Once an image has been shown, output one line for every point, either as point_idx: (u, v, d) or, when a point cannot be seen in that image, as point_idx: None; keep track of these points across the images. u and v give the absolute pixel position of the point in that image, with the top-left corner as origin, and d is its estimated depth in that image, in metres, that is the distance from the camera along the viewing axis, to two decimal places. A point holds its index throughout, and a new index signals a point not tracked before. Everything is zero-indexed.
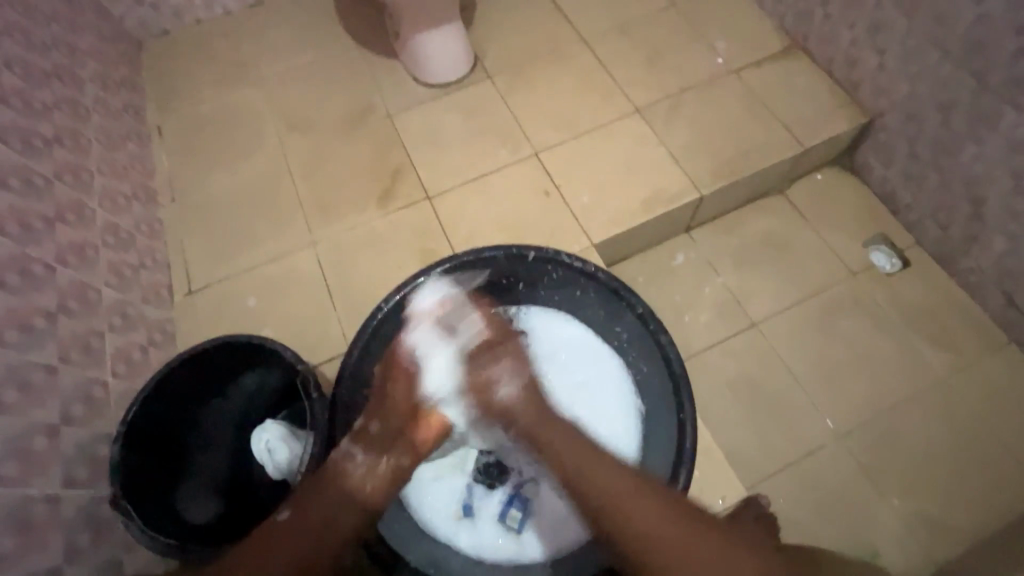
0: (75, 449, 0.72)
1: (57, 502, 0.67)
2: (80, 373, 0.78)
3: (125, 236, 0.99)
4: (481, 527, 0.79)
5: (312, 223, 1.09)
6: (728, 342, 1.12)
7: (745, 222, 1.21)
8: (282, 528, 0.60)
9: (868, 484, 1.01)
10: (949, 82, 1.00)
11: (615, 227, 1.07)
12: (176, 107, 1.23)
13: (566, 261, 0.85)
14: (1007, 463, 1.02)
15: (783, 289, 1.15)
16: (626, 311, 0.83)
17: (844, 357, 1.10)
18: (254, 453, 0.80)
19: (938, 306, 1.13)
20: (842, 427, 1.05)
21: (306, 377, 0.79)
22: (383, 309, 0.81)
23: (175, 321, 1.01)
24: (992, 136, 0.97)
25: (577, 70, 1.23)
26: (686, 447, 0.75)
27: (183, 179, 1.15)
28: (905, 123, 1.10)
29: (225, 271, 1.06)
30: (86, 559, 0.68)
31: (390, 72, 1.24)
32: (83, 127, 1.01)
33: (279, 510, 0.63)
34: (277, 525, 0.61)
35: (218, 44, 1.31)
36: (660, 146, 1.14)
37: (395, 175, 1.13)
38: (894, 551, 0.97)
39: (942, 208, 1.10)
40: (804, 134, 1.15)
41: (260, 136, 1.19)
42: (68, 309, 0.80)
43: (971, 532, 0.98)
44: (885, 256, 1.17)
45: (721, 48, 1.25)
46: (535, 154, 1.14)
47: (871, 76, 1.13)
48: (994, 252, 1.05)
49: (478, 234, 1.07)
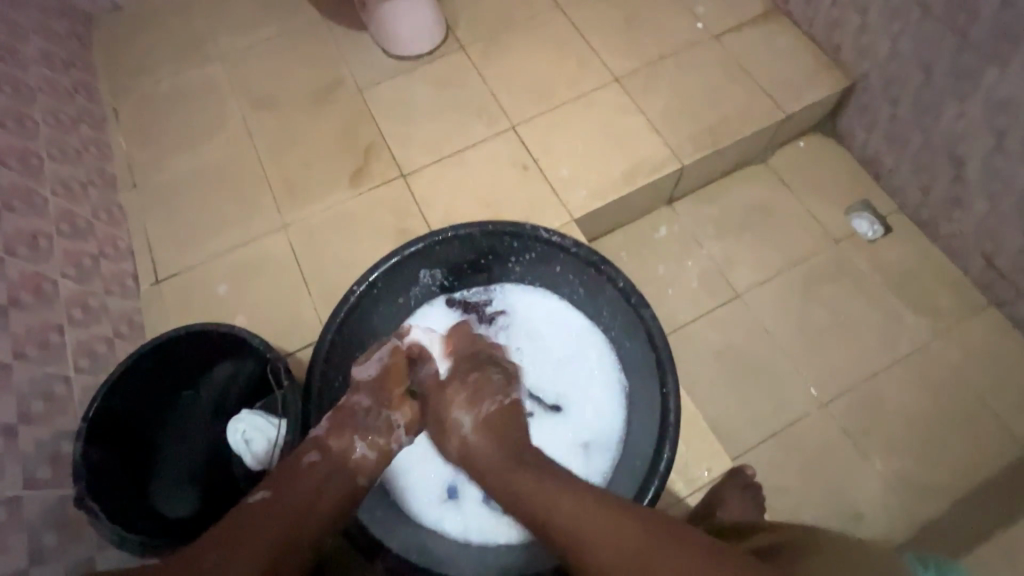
0: (35, 448, 0.70)
1: (17, 504, 0.64)
2: (38, 369, 0.74)
3: (82, 223, 0.94)
4: (467, 509, 0.78)
5: (282, 204, 1.05)
6: (712, 313, 1.11)
7: (729, 191, 1.19)
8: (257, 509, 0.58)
9: (851, 449, 1.02)
10: (931, 40, 0.98)
11: (596, 201, 1.05)
12: (131, 87, 1.17)
13: (544, 236, 0.80)
14: (988, 424, 1.03)
15: (767, 258, 1.14)
16: (606, 285, 0.79)
17: (827, 325, 1.10)
18: (230, 445, 0.78)
19: (920, 271, 1.13)
20: (825, 394, 1.05)
21: (277, 366, 0.77)
22: (354, 291, 0.77)
23: (142, 311, 0.97)
24: (973, 95, 0.96)
25: (553, 37, 1.19)
26: (669, 422, 0.71)
27: (143, 163, 1.09)
28: (886, 85, 1.08)
29: (193, 257, 1.01)
30: (54, 559, 0.66)
31: (358, 44, 1.19)
32: (29, 109, 0.95)
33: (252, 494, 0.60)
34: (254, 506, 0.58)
35: (173, 17, 1.24)
36: (639, 116, 1.11)
37: (367, 152, 1.09)
38: (877, 514, 0.98)
39: (924, 171, 1.09)
40: (786, 98, 1.12)
41: (224, 115, 1.13)
42: (20, 303, 0.76)
43: (952, 492, 0.99)
44: (867, 222, 1.16)
45: (701, 12, 1.21)
46: (512, 127, 1.10)
47: (853, 38, 1.10)
48: (975, 215, 1.05)
49: (455, 211, 1.04)
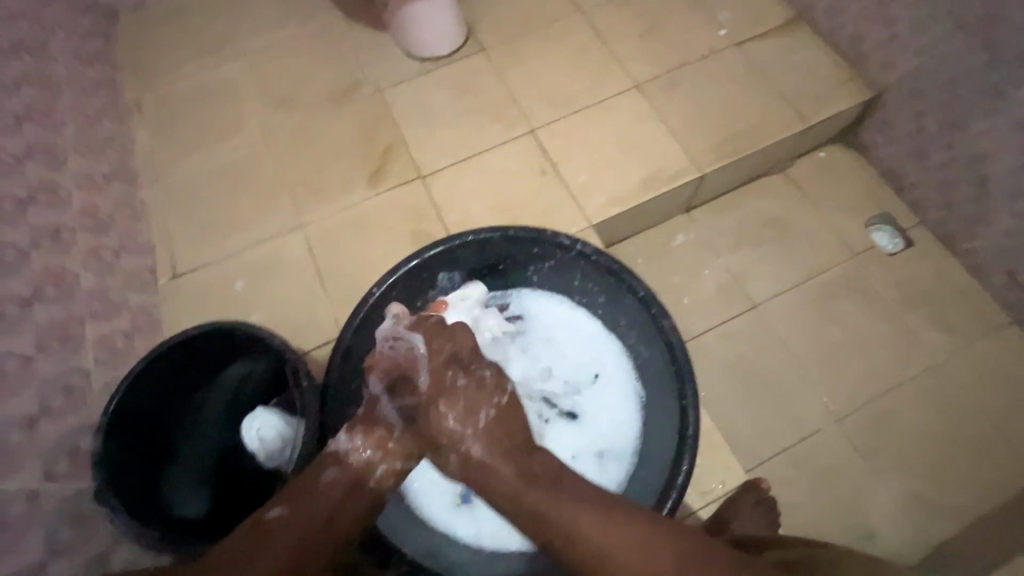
0: (54, 441, 0.70)
1: (36, 497, 0.65)
2: (59, 362, 0.75)
3: (103, 218, 0.94)
4: (480, 515, 0.78)
5: (300, 203, 1.05)
6: (727, 324, 1.10)
7: (747, 201, 1.18)
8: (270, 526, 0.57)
9: (866, 466, 1.01)
10: (959, 54, 0.96)
11: (613, 208, 1.04)
12: (154, 82, 1.17)
13: (564, 242, 0.80)
14: (1004, 443, 1.01)
15: (784, 270, 1.13)
16: (626, 293, 0.78)
17: (844, 339, 1.09)
18: (245, 441, 0.78)
19: (939, 287, 1.11)
20: (840, 409, 1.04)
21: (295, 366, 0.76)
22: (374, 293, 0.77)
23: (160, 306, 0.97)
24: (1001, 111, 0.94)
25: (574, 43, 1.19)
26: (688, 434, 0.70)
27: (164, 159, 1.10)
28: (910, 98, 1.07)
29: (211, 253, 1.02)
30: (71, 554, 0.66)
31: (378, 45, 1.19)
32: (55, 103, 0.96)
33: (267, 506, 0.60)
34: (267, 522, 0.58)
35: (196, 15, 1.25)
36: (660, 124, 1.10)
37: (385, 153, 1.09)
38: (890, 532, 0.97)
39: (947, 186, 1.08)
40: (809, 110, 1.11)
41: (244, 113, 1.14)
42: (43, 295, 0.77)
43: (968, 512, 0.98)
44: (887, 236, 1.15)
45: (724, 20, 1.20)
46: (531, 132, 1.10)
47: (878, 49, 1.09)
48: (998, 232, 1.03)
49: (473, 215, 1.04)
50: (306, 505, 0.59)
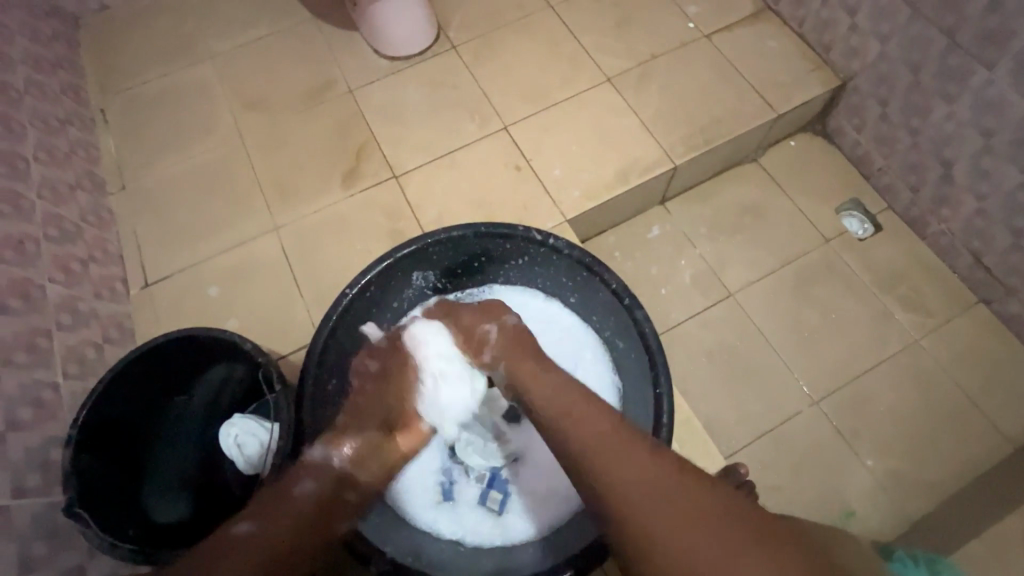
0: (24, 456, 0.69)
1: (6, 513, 0.64)
2: (27, 375, 0.73)
3: (70, 227, 0.93)
4: (462, 510, 0.79)
5: (273, 205, 1.04)
6: (704, 313, 1.11)
7: (721, 190, 1.20)
8: (246, 538, 0.56)
9: (844, 446, 1.03)
10: (920, 42, 0.99)
11: (588, 202, 1.05)
12: (118, 88, 1.15)
13: (537, 237, 0.80)
14: (975, 419, 1.04)
15: (758, 257, 1.15)
16: (600, 286, 0.79)
17: (819, 323, 1.11)
18: (223, 449, 0.78)
19: (909, 269, 1.14)
20: (817, 392, 1.06)
21: (268, 370, 0.76)
22: (347, 294, 0.76)
23: (132, 315, 0.96)
24: (961, 95, 0.97)
25: (545, 37, 1.19)
26: (663, 422, 0.71)
27: (133, 166, 1.08)
28: (875, 85, 1.09)
29: (184, 260, 1.01)
30: (45, 569, 0.66)
31: (349, 44, 1.18)
32: (15, 111, 0.94)
33: (237, 521, 0.58)
34: (240, 534, 0.56)
35: (161, 18, 1.23)
36: (631, 116, 1.11)
37: (359, 153, 1.08)
38: (868, 511, 0.99)
39: (912, 170, 1.10)
40: (777, 98, 1.13)
41: (214, 115, 1.12)
42: (8, 309, 0.75)
43: (942, 487, 1.00)
44: (858, 221, 1.17)
45: (692, 12, 1.21)
46: (504, 128, 1.10)
47: (842, 38, 1.10)
48: (963, 213, 1.06)
49: (448, 212, 1.04)
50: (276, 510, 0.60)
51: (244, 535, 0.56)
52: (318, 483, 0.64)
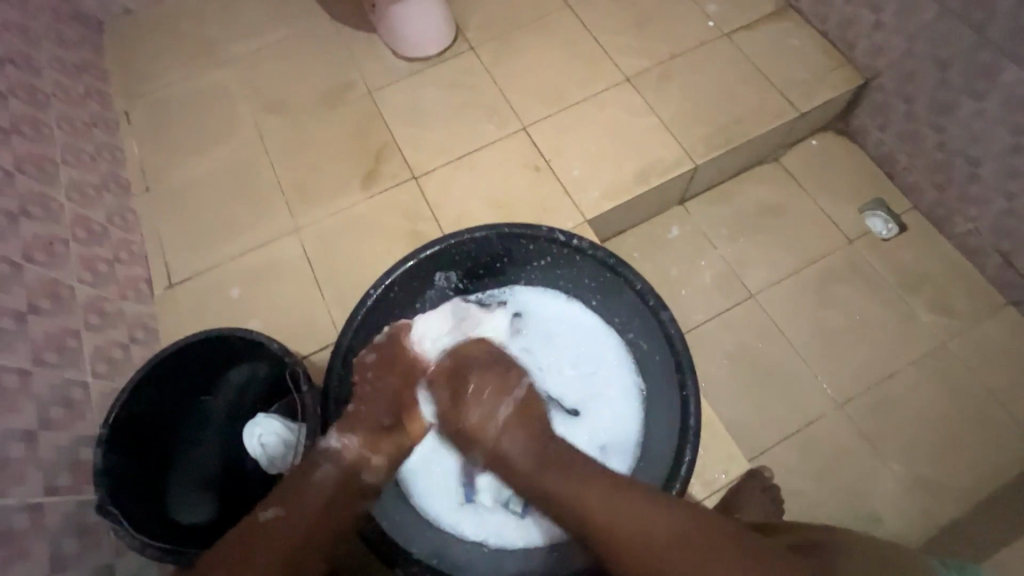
0: (55, 454, 0.70)
1: (38, 511, 0.65)
2: (57, 375, 0.74)
3: (97, 229, 0.94)
4: (484, 512, 0.78)
5: (294, 206, 1.05)
6: (725, 315, 1.10)
7: (741, 190, 1.19)
8: (268, 526, 0.58)
9: (869, 450, 1.01)
10: (947, 39, 0.97)
11: (608, 202, 1.04)
12: (143, 91, 1.17)
13: (561, 238, 0.80)
14: (1004, 424, 1.02)
15: (780, 257, 1.14)
16: (624, 287, 0.78)
17: (843, 325, 1.09)
18: (247, 448, 0.78)
19: (935, 270, 1.12)
20: (840, 395, 1.05)
21: (295, 370, 0.76)
22: (371, 295, 0.76)
23: (156, 316, 0.97)
24: (990, 93, 0.95)
25: (563, 36, 1.19)
26: (690, 426, 0.70)
27: (157, 168, 1.09)
28: (900, 83, 1.07)
29: (207, 261, 1.02)
30: (76, 566, 0.67)
31: (367, 46, 1.19)
32: (43, 115, 0.95)
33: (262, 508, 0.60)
34: (265, 522, 0.59)
35: (183, 22, 1.24)
36: (651, 115, 1.10)
37: (378, 154, 1.09)
38: (894, 516, 0.97)
39: (939, 170, 1.08)
40: (799, 97, 1.12)
41: (235, 118, 1.13)
42: (39, 309, 0.76)
43: (971, 493, 0.98)
44: (882, 221, 1.15)
45: (712, 10, 1.20)
46: (523, 128, 1.10)
47: (867, 35, 1.09)
48: (993, 213, 1.03)
49: (468, 213, 1.03)
50: (303, 504, 0.61)
51: (270, 525, 0.58)
52: (338, 469, 0.65)
